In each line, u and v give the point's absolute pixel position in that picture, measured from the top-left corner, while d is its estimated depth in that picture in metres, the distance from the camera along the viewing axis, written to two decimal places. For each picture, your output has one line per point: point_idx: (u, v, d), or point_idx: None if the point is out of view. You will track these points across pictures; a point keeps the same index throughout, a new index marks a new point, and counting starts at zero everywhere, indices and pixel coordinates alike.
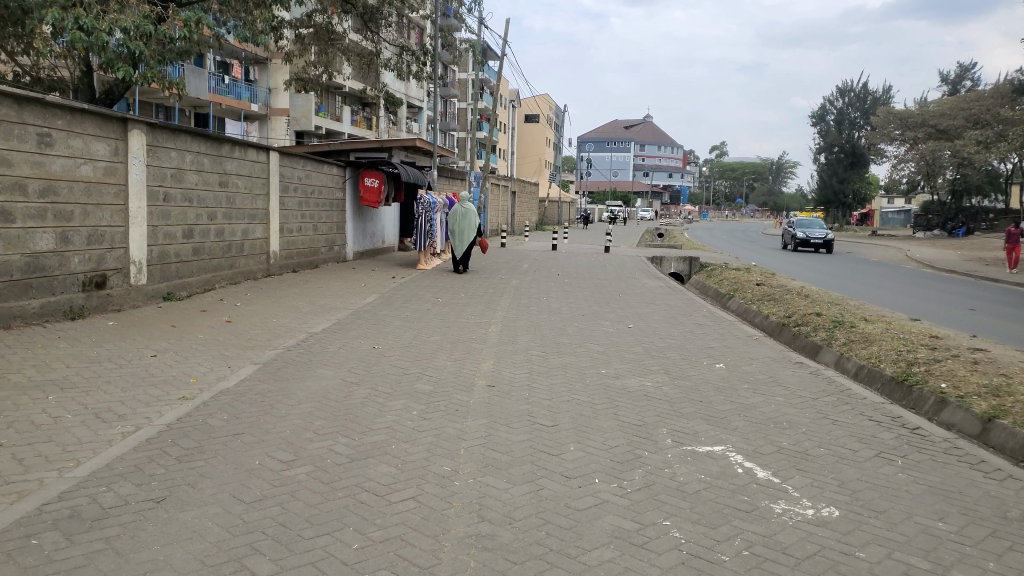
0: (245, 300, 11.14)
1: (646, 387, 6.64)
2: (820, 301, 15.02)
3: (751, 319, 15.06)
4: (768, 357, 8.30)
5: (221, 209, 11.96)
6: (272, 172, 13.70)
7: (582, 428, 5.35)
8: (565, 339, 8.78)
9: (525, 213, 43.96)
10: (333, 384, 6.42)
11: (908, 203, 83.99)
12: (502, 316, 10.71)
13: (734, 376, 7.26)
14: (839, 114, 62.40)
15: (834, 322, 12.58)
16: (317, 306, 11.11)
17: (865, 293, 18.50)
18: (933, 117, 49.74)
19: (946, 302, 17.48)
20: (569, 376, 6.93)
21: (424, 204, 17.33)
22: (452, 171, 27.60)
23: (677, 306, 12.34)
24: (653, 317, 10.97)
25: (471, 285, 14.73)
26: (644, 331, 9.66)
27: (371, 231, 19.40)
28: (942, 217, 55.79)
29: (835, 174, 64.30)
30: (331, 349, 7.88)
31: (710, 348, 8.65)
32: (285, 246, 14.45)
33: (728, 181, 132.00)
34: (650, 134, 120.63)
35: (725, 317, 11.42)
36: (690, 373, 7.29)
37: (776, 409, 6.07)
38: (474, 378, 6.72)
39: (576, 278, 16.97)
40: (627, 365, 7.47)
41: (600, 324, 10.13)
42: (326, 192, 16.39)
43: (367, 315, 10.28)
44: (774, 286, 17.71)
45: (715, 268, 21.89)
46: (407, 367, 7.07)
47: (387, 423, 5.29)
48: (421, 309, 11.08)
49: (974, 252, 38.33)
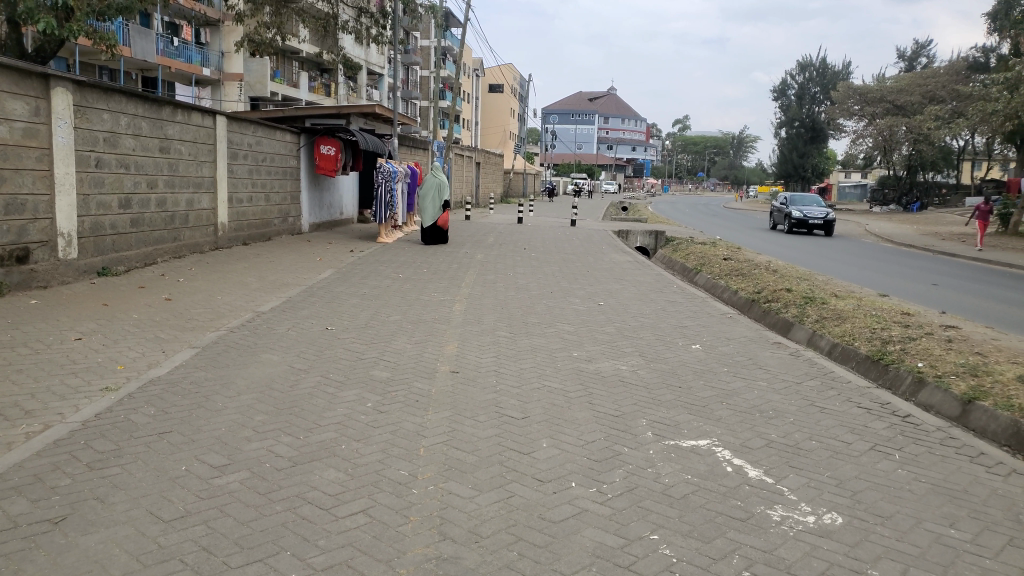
0: (189, 275, 10.39)
1: (621, 372, 6.17)
2: (789, 276, 14.72)
3: (720, 295, 14.71)
4: (745, 336, 7.89)
5: (161, 177, 11.14)
6: (219, 138, 12.86)
7: (554, 420, 4.85)
8: (531, 319, 8.25)
9: (488, 185, 43.26)
10: (278, 371, 5.82)
11: (865, 178, 84.82)
12: (465, 292, 10.15)
13: (712, 358, 6.84)
14: (799, 89, 62.68)
15: (806, 298, 12.25)
16: (267, 282, 10.41)
17: (830, 268, 18.29)
18: (891, 94, 49.71)
19: (911, 277, 17.33)
20: (537, 360, 6.42)
21: (385, 172, 16.55)
22: (413, 140, 26.74)
23: (646, 282, 11.91)
24: (623, 294, 10.51)
25: (431, 259, 14.11)
26: (614, 309, 9.19)
27: (328, 202, 18.61)
28: (898, 192, 56.33)
29: (795, 149, 64.44)
30: (278, 330, 7.26)
31: (684, 327, 8.22)
32: (234, 218, 13.66)
33: (689, 155, 132.16)
34: (613, 106, 119.95)
35: (695, 293, 11.02)
36: (666, 354, 6.85)
37: (760, 395, 5.64)
38: (434, 363, 6.17)
39: (540, 252, 16.42)
40: (599, 347, 6.99)
41: (568, 302, 9.62)
42: (279, 160, 15.57)
43: (321, 292, 9.64)
44: (742, 261, 17.38)
45: (681, 243, 21.54)
46: (360, 351, 6.48)
47: (337, 418, 4.73)
48: (379, 285, 10.45)
49: (931, 227, 38.81)
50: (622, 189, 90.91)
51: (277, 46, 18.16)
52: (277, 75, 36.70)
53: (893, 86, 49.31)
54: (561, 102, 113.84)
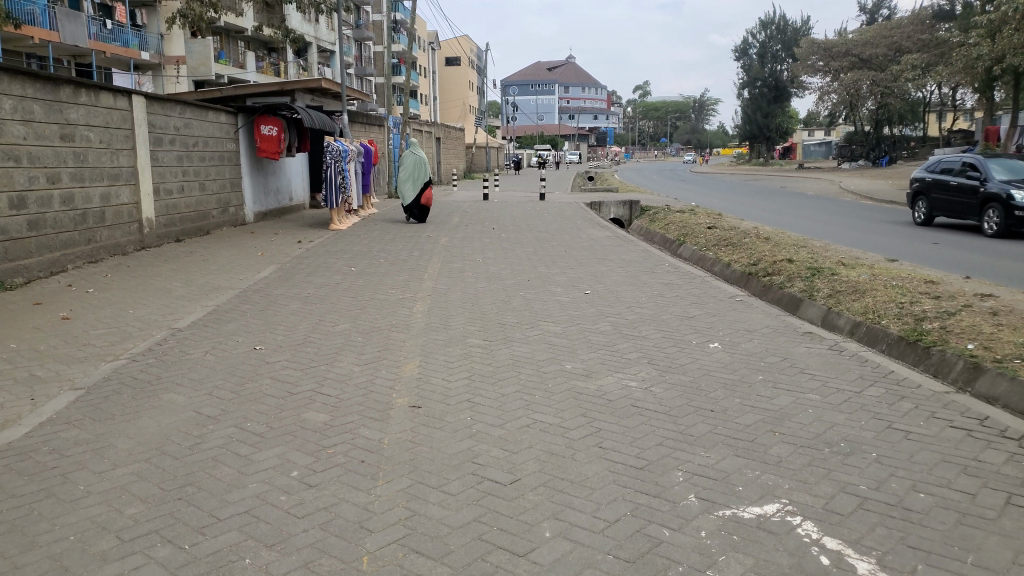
0: (104, 283, 8.79)
1: (634, 392, 4.77)
2: (785, 244, 13.43)
3: (711, 268, 13.38)
4: (767, 327, 6.55)
5: (66, 169, 9.45)
6: (137, 121, 11.15)
7: (559, 484, 3.46)
8: (512, 319, 6.84)
9: (451, 161, 41.50)
10: (180, 422, 4.32)
11: (829, 135, 84.22)
12: (429, 286, 8.68)
13: (740, 361, 5.46)
14: (760, 48, 61.21)
15: (811, 269, 10.97)
16: (195, 287, 8.83)
17: (820, 232, 17.05)
18: (857, 47, 48.30)
19: (906, 236, 16.20)
20: (522, 379, 5.01)
21: (334, 151, 14.92)
22: (367, 115, 24.91)
23: (635, 261, 10.54)
24: (612, 278, 9.13)
25: (391, 246, 12.61)
26: (606, 299, 7.80)
27: (274, 187, 16.93)
28: (866, 147, 55.55)
29: (759, 109, 63.27)
30: (194, 356, 5.76)
31: (694, 318, 6.88)
32: (162, 212, 12.00)
33: (651, 121, 130.64)
34: (573, 75, 117.88)
35: (693, 272, 9.68)
36: (682, 361, 5.46)
37: (820, 418, 4.28)
38: (388, 395, 4.72)
39: (511, 231, 14.97)
40: (598, 355, 5.60)
41: (551, 293, 8.21)
42: (213, 144, 13.88)
43: (257, 296, 8.11)
44: (728, 229, 16.07)
45: (659, 212, 20.19)
46: (294, 382, 5.01)
47: (244, 508, 3.28)
48: (329, 283, 8.95)
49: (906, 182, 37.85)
50: (587, 159, 89.58)
51: (211, 19, 16.31)
52: (221, 56, 34.52)
53: (858, 39, 47.88)
54: (521, 74, 111.66)
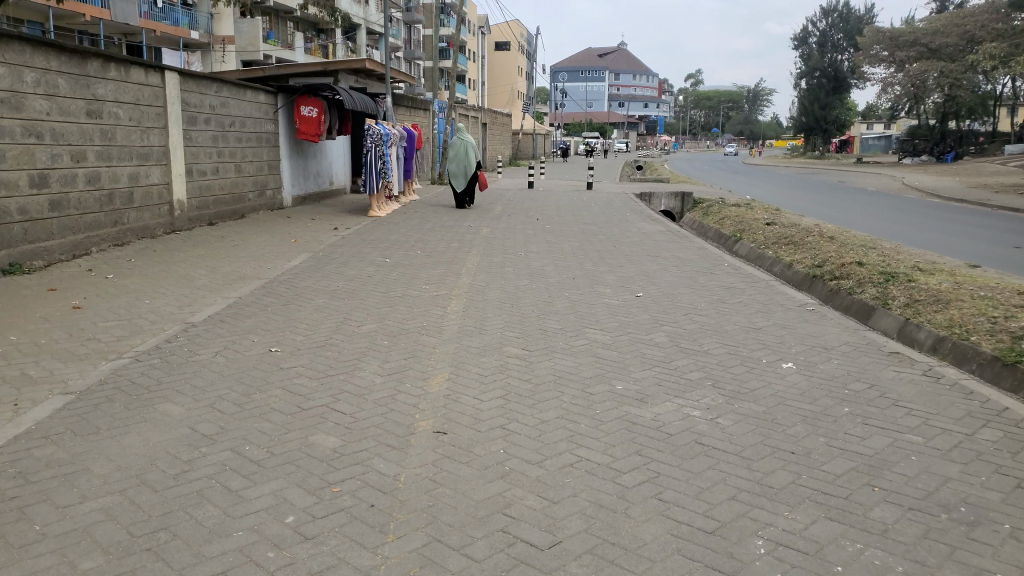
0: (125, 268, 8.34)
1: (698, 424, 4.05)
2: (852, 245, 12.50)
3: (771, 269, 12.51)
4: (847, 344, 5.77)
5: (92, 146, 9.05)
6: (170, 99, 10.73)
7: (611, 555, 2.77)
8: (557, 325, 6.16)
9: (497, 147, 40.87)
10: (169, 442, 3.73)
11: (888, 128, 81.40)
12: (467, 283, 8.06)
13: (820, 388, 4.69)
14: (821, 36, 59.01)
15: (885, 274, 10.06)
16: (219, 275, 8.33)
17: (887, 231, 16.03)
18: (925, 36, 46.13)
19: (983, 239, 15.07)
20: (565, 401, 4.33)
21: (375, 134, 14.36)
22: (413, 99, 24.39)
23: (690, 260, 9.78)
24: (666, 279, 8.39)
25: (431, 235, 12.03)
26: (660, 304, 7.08)
27: (314, 170, 16.49)
28: (930, 142, 53.27)
29: (817, 100, 61.09)
30: (202, 357, 5.20)
31: (761, 331, 6.13)
32: (195, 194, 11.59)
33: (703, 111, 128.08)
34: (624, 62, 116.04)
35: (754, 274, 8.89)
36: (751, 386, 4.71)
37: (927, 469, 3.52)
38: (410, 417, 4.08)
39: (557, 223, 14.28)
40: (653, 373, 4.88)
41: (600, 294, 7.53)
42: (251, 124, 13.44)
43: (283, 289, 7.56)
44: (788, 226, 15.10)
45: (713, 205, 19.29)
46: (305, 396, 4.41)
47: (223, 567, 2.68)
48: (360, 275, 8.38)
49: (974, 179, 36.06)
50: (636, 148, 88.01)
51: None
52: (270, 36, 34.32)
53: (927, 28, 45.70)
54: (571, 61, 110.33)
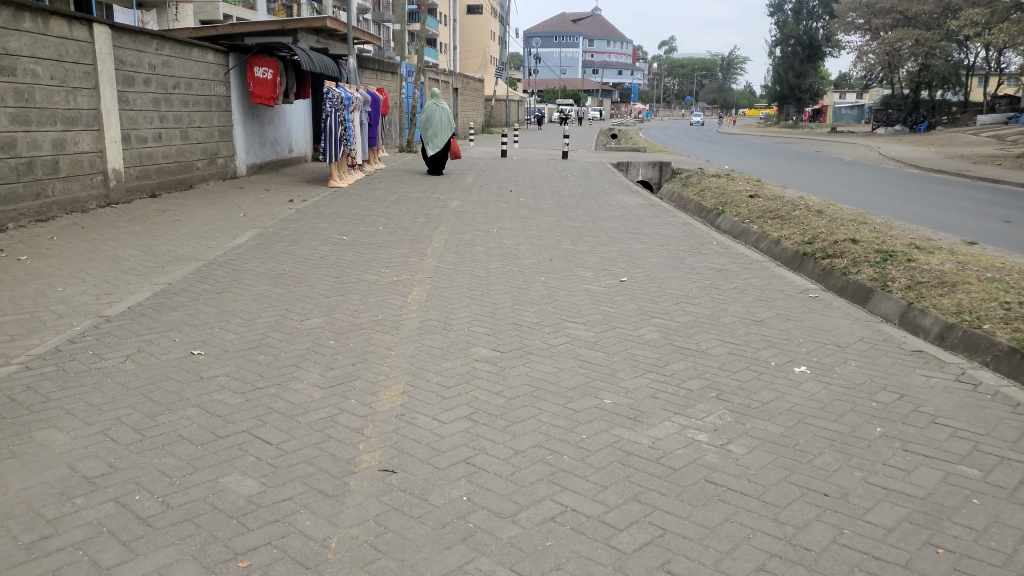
0: (45, 249, 7.38)
1: (705, 455, 3.30)
2: (842, 220, 11.83)
3: (756, 245, 11.82)
4: (863, 341, 5.07)
5: (4, 109, 8.06)
6: (101, 57, 9.66)
7: None
8: (532, 319, 5.37)
9: (470, 115, 39.67)
10: (36, 489, 2.91)
11: (861, 98, 81.15)
12: (432, 264, 7.24)
13: (843, 401, 3.96)
14: (796, 4, 57.96)
15: (881, 252, 9.39)
16: (153, 256, 7.41)
17: (873, 205, 15.41)
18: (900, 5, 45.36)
19: (972, 213, 14.49)
20: (543, 424, 3.55)
21: (335, 98, 13.33)
22: (380, 63, 23.23)
23: (675, 237, 9.04)
24: (651, 261, 7.64)
25: (395, 208, 11.13)
26: (647, 291, 6.32)
27: (271, 137, 15.43)
28: (903, 112, 52.92)
29: (791, 68, 60.61)
30: (109, 362, 4.33)
31: (764, 325, 5.40)
32: (136, 164, 10.57)
33: (677, 79, 126.93)
34: (597, 28, 114.13)
35: (746, 254, 8.16)
36: (763, 399, 3.98)
37: (998, 518, 2.81)
38: (350, 449, 3.29)
39: (531, 195, 13.43)
40: (647, 382, 4.14)
41: (580, 279, 6.77)
42: (198, 86, 12.37)
43: (221, 274, 6.68)
44: (772, 199, 14.42)
45: (693, 176, 18.56)
46: (225, 418, 3.59)
47: None
48: (313, 256, 7.51)
49: (951, 150, 35.74)
50: (610, 117, 86.85)
51: None
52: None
53: None
54: (544, 27, 108.35)
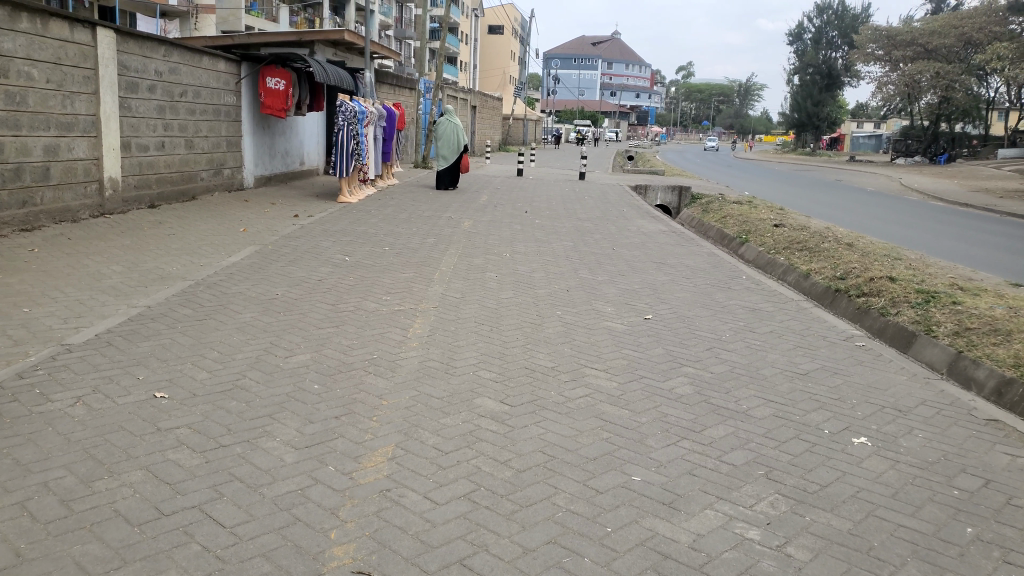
0: (23, 262, 6.83)
1: (759, 561, 2.66)
2: (875, 254, 11.15)
3: (783, 278, 11.16)
4: (929, 403, 4.41)
5: None
6: (103, 61, 9.15)
7: None
8: (547, 363, 4.75)
9: (486, 132, 39.26)
10: None
11: (879, 128, 80.53)
12: (439, 293, 6.63)
13: (919, 486, 3.31)
14: (816, 32, 57.42)
15: (922, 293, 8.72)
16: (138, 273, 6.84)
17: (902, 238, 14.75)
18: (923, 36, 44.53)
19: (1008, 251, 13.79)
20: (558, 509, 2.92)
21: (347, 111, 12.80)
22: (397, 77, 22.81)
23: (702, 270, 8.41)
24: (677, 296, 7.00)
25: (404, 227, 10.56)
26: (676, 332, 5.69)
27: (281, 149, 14.95)
28: (923, 142, 52.20)
29: (810, 96, 60.04)
30: (54, 404, 3.73)
31: (811, 380, 4.75)
32: (135, 173, 10.05)
33: (694, 102, 126.62)
34: (615, 51, 114.07)
35: (779, 292, 7.52)
36: (821, 481, 3.32)
37: None
38: (321, 538, 2.67)
39: (546, 217, 12.85)
40: (684, 455, 3.50)
41: (602, 316, 6.14)
42: (207, 95, 11.86)
43: (208, 298, 6.09)
44: (798, 229, 13.77)
45: (713, 202, 17.95)
46: (175, 487, 2.98)
47: None
48: (310, 279, 6.93)
49: (974, 183, 34.99)
50: (626, 138, 86.45)
51: None
52: (253, 7, 32.44)
53: (927, 26, 44.24)
54: (564, 48, 108.57)
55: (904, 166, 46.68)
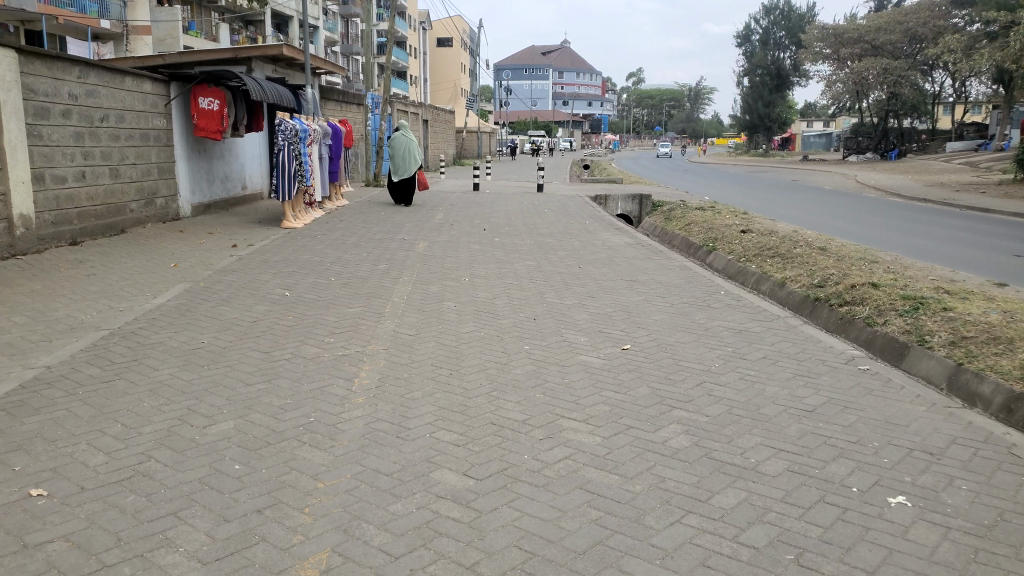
0: None
1: None
2: (850, 259, 10.67)
3: (757, 288, 10.61)
4: (963, 441, 3.81)
5: None
6: (4, 84, 8.24)
7: None
8: (517, 416, 4.05)
9: (440, 146, 38.51)
10: None
11: (828, 126, 81.69)
12: (391, 331, 5.89)
13: (984, 565, 2.69)
14: (763, 35, 57.97)
15: (908, 298, 8.22)
16: (44, 324, 5.98)
17: (869, 239, 14.37)
18: (868, 34, 45.04)
19: (979, 246, 13.46)
20: None
21: (288, 130, 11.99)
22: (344, 92, 21.98)
23: (677, 286, 7.79)
24: (654, 320, 6.36)
25: (353, 253, 9.77)
26: (659, 365, 5.04)
27: (221, 173, 14.06)
28: (873, 139, 52.81)
29: (760, 98, 60.52)
30: None
31: (821, 419, 4.13)
32: (51, 207, 9.13)
33: (646, 108, 127.49)
34: (566, 61, 114.41)
35: (762, 307, 6.94)
36: (866, 565, 2.68)
37: None
38: None
39: (506, 234, 12.15)
40: (694, 541, 2.83)
41: (576, 348, 5.45)
42: (133, 118, 10.96)
43: (121, 352, 5.26)
44: (766, 234, 13.30)
45: (676, 209, 17.45)
46: None
47: None
48: (245, 321, 6.14)
49: (929, 177, 35.21)
50: (582, 147, 86.43)
51: None
52: (192, 27, 31.27)
53: (871, 24, 44.79)
54: (515, 59, 108.51)
55: (856, 163, 47.05)
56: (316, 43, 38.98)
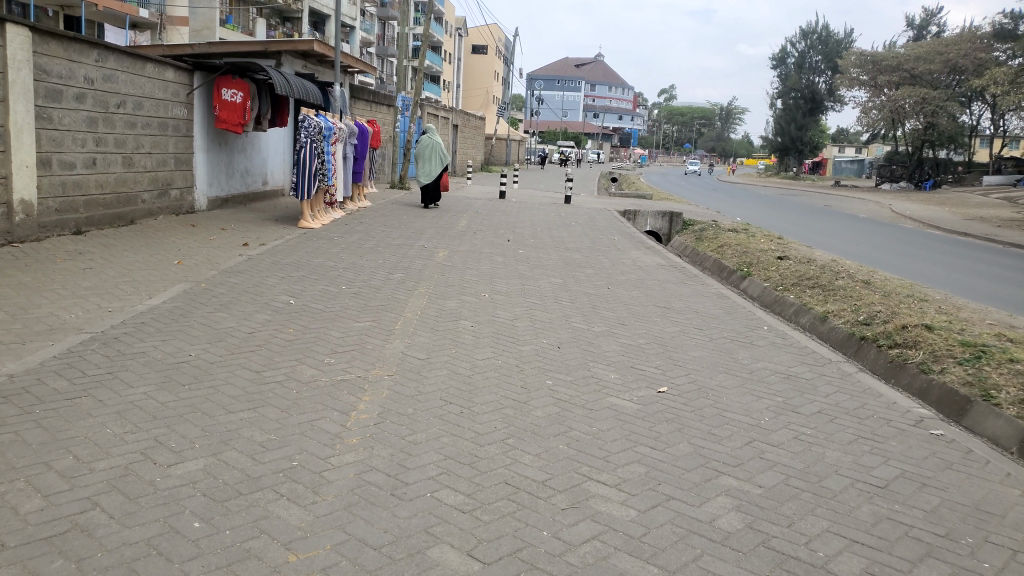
0: None
1: None
2: (897, 295, 9.92)
3: (795, 320, 9.91)
4: None
5: None
6: (13, 62, 7.78)
7: None
8: (537, 475, 3.42)
9: (467, 152, 38.00)
10: None
11: (860, 152, 80.36)
12: (399, 353, 5.28)
13: None
14: (800, 56, 57.03)
15: (967, 344, 7.48)
16: (24, 323, 5.45)
17: (910, 272, 13.58)
18: (908, 62, 43.81)
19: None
20: None
21: (311, 127, 11.47)
22: (374, 92, 21.54)
23: (717, 318, 7.11)
24: (694, 357, 5.69)
25: (368, 260, 9.20)
26: (702, 415, 4.39)
27: (241, 166, 13.59)
28: (908, 168, 51.58)
29: (794, 120, 59.47)
30: None
31: (898, 500, 3.46)
32: (56, 194, 8.66)
33: (677, 124, 126.54)
34: (599, 72, 113.86)
35: (811, 347, 6.25)
36: None
37: None
38: None
39: (530, 247, 11.53)
40: None
41: (607, 388, 4.81)
42: (150, 106, 10.49)
43: (98, 362, 4.70)
44: (804, 262, 12.57)
45: (708, 230, 16.73)
46: None
47: None
48: (242, 332, 5.56)
49: (967, 210, 34.08)
50: (610, 160, 85.74)
51: None
52: (227, 19, 30.96)
53: (910, 52, 43.59)
54: (547, 69, 108.16)
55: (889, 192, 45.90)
56: (349, 42, 38.68)
